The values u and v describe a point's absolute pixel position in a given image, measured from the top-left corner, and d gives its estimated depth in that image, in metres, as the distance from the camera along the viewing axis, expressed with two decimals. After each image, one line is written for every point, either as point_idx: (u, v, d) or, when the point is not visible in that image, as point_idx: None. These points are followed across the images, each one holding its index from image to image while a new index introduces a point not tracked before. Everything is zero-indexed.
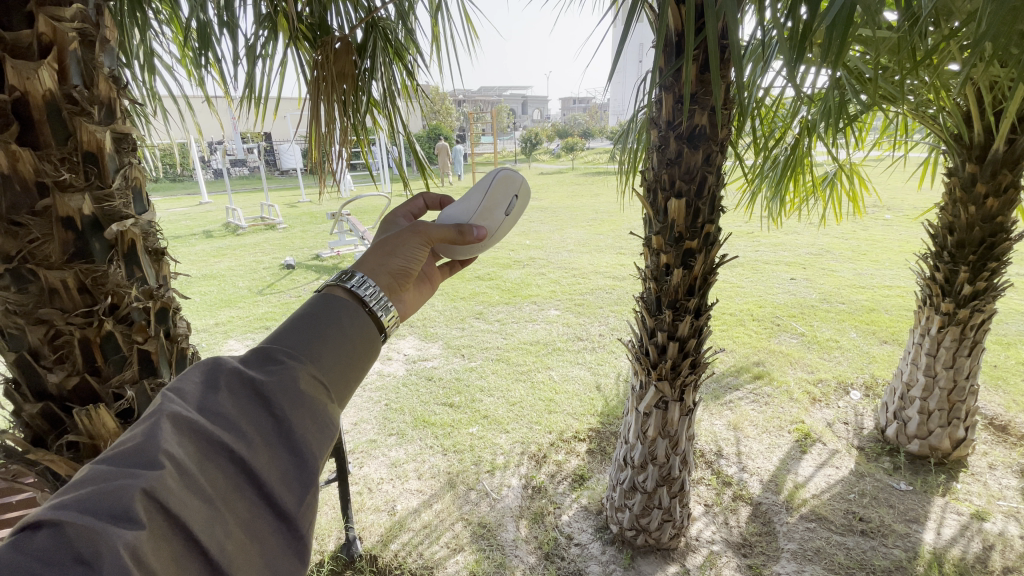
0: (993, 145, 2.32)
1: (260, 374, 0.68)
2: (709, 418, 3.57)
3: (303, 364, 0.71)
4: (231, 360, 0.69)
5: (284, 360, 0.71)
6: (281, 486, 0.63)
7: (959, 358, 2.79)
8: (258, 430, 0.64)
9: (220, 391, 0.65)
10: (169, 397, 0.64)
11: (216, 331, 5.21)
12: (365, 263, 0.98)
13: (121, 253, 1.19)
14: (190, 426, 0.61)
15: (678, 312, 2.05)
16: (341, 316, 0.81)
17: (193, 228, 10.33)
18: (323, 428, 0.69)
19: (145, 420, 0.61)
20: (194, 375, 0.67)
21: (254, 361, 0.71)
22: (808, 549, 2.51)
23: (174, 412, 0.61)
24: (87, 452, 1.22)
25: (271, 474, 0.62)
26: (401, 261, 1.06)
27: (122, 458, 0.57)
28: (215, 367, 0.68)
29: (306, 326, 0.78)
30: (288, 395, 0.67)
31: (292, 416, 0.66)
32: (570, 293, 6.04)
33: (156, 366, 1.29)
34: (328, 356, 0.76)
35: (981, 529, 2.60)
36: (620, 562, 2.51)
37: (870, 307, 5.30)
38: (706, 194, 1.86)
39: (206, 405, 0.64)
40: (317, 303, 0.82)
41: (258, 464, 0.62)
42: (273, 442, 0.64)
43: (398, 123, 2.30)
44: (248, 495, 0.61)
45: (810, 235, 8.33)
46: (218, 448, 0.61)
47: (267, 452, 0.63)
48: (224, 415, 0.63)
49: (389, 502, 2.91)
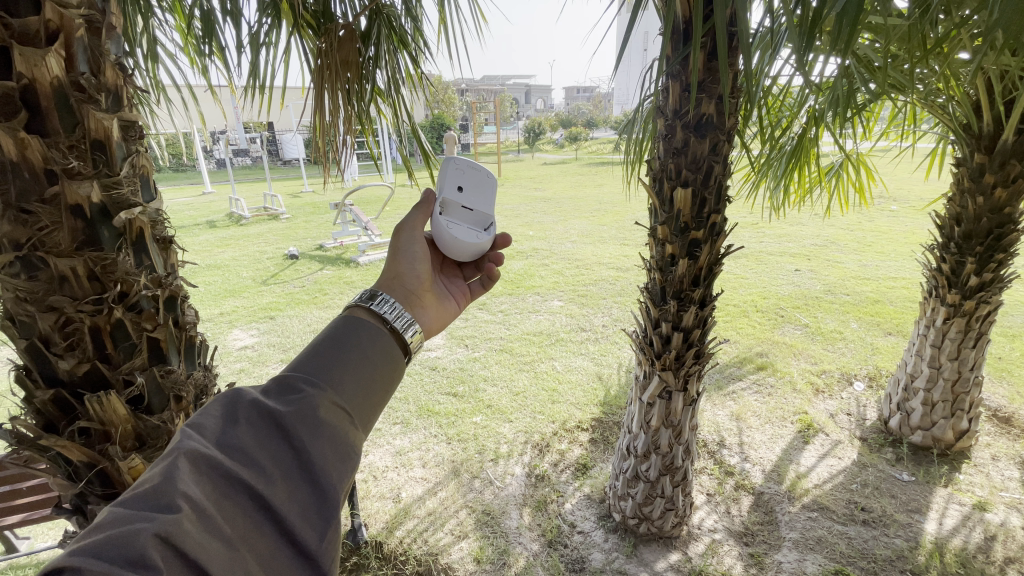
0: (1002, 135, 2.30)
1: (279, 403, 0.68)
2: (712, 408, 3.58)
3: (324, 391, 0.71)
4: (250, 390, 0.69)
5: (303, 387, 0.70)
6: (302, 522, 0.61)
7: (964, 349, 2.79)
8: (277, 463, 0.63)
9: (238, 424, 0.65)
10: (187, 433, 0.63)
11: (221, 321, 5.24)
12: (381, 281, 1.05)
13: (129, 242, 1.20)
14: (208, 463, 0.60)
15: (682, 302, 2.05)
16: (362, 337, 0.81)
17: (196, 218, 10.34)
18: (344, 456, 0.68)
19: (162, 458, 0.61)
20: (214, 409, 0.67)
21: (274, 389, 0.70)
22: (810, 539, 2.53)
23: (192, 448, 0.61)
24: (98, 438, 1.24)
25: (291, 509, 0.61)
26: (409, 263, 1.13)
27: (138, 499, 0.56)
28: (234, 398, 0.68)
29: (326, 350, 0.77)
30: (307, 424, 0.66)
31: (312, 447, 0.65)
32: (573, 284, 6.04)
33: (165, 353, 1.30)
34: (349, 380, 0.75)
35: (983, 520, 2.61)
36: (622, 550, 2.53)
37: (875, 299, 5.28)
38: (713, 184, 1.85)
39: (225, 439, 0.63)
40: (338, 324, 0.82)
41: (277, 501, 0.61)
42: (292, 476, 0.63)
43: (402, 111, 2.29)
44: (267, 533, 0.59)
45: (815, 226, 8.28)
46: (236, 484, 0.60)
47: (286, 486, 0.62)
48: (242, 449, 0.63)
49: (393, 489, 2.94)
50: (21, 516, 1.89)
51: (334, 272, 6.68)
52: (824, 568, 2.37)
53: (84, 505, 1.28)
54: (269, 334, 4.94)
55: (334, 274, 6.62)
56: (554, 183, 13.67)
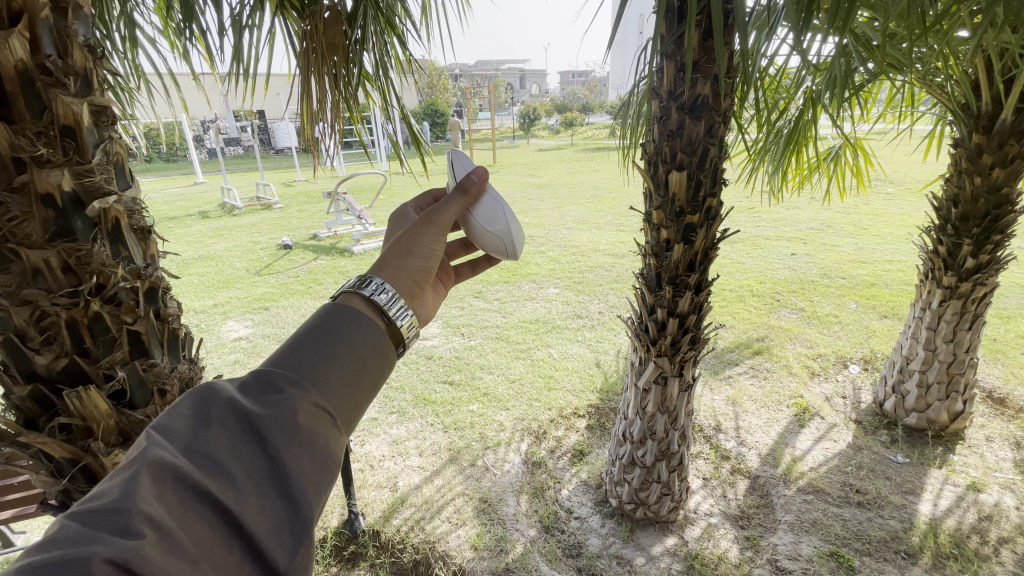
0: (1000, 114, 2.27)
1: (255, 404, 0.65)
2: (708, 392, 3.59)
3: (305, 392, 0.68)
4: (227, 387, 0.66)
5: (283, 388, 0.67)
6: (271, 538, 0.59)
7: (959, 331, 2.79)
8: (249, 475, 0.61)
9: (210, 428, 0.62)
10: (155, 439, 0.60)
11: (214, 313, 5.19)
12: (383, 269, 0.96)
13: (105, 232, 1.16)
14: (174, 474, 0.58)
15: (678, 288, 2.02)
16: (352, 329, 0.78)
17: (188, 209, 10.22)
18: (322, 466, 0.66)
19: (128, 466, 0.58)
20: (185, 408, 0.64)
21: (252, 386, 0.68)
22: (805, 521, 2.54)
23: (158, 457, 0.58)
24: (80, 434, 1.21)
25: (261, 525, 0.59)
26: (421, 257, 1.04)
27: (97, 513, 0.54)
28: (208, 397, 0.65)
29: (312, 344, 0.74)
30: (284, 431, 0.64)
31: (288, 456, 0.63)
32: (568, 271, 6.01)
33: (148, 347, 1.27)
34: (334, 378, 0.72)
35: (976, 500, 2.62)
36: (619, 534, 2.54)
37: (870, 282, 5.28)
38: (709, 167, 1.81)
39: (195, 444, 0.61)
40: (328, 314, 0.79)
41: (246, 515, 0.58)
42: (265, 487, 0.61)
43: (391, 97, 2.22)
44: (234, 550, 0.57)
45: (812, 210, 8.26)
46: (204, 498, 0.58)
47: (257, 500, 0.60)
48: (213, 457, 0.60)
49: (390, 478, 2.93)
50: (11, 511, 1.87)
51: (329, 262, 6.62)
52: (819, 550, 2.38)
53: (69, 501, 1.26)
54: (264, 325, 4.91)
55: (329, 263, 6.57)
56: (550, 169, 13.56)
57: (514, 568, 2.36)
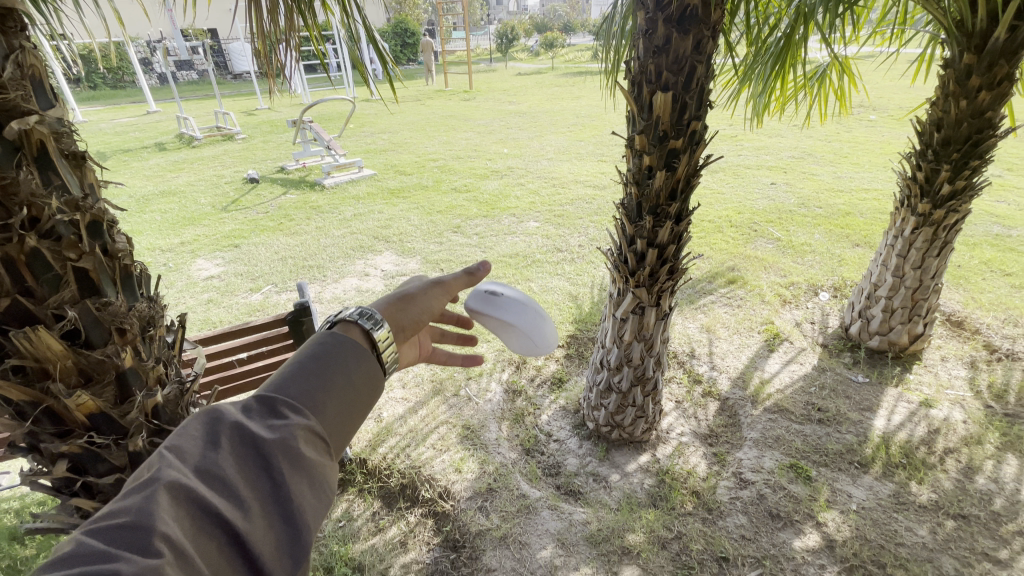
0: (994, 32, 2.19)
1: (262, 427, 0.66)
2: (683, 321, 3.68)
3: (310, 417, 0.70)
4: (233, 409, 0.67)
5: (289, 413, 0.68)
6: (274, 561, 0.59)
7: (927, 259, 2.86)
8: (256, 498, 0.61)
9: (220, 450, 0.63)
10: (167, 459, 0.60)
11: (182, 251, 4.99)
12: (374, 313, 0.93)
13: (30, 158, 1.05)
14: (184, 495, 0.57)
15: (658, 217, 1.98)
16: (354, 354, 0.80)
17: (143, 140, 9.53)
18: (325, 490, 0.66)
19: (136, 489, 0.57)
20: (195, 431, 0.65)
21: (258, 407, 0.69)
22: (769, 437, 2.70)
23: (170, 479, 0.58)
24: (37, 376, 1.15)
25: (265, 549, 0.59)
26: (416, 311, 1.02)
27: (108, 536, 0.53)
28: (216, 420, 0.66)
29: (316, 367, 0.76)
30: (291, 455, 0.64)
31: (293, 485, 0.63)
32: (549, 203, 5.90)
33: (98, 284, 1.19)
34: (336, 404, 0.74)
35: (928, 415, 2.80)
36: (595, 454, 2.68)
37: (846, 211, 5.33)
38: (695, 87, 1.72)
39: (205, 466, 0.61)
40: (331, 338, 0.81)
41: (252, 538, 0.58)
42: (270, 510, 0.61)
43: (353, 8, 2.00)
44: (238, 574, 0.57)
45: (794, 137, 8.15)
46: (211, 520, 0.57)
47: (264, 523, 0.60)
48: (223, 479, 0.60)
49: (374, 410, 2.98)
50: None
51: (300, 196, 6.34)
52: (780, 462, 2.54)
53: (37, 443, 1.21)
54: (235, 264, 4.75)
55: (300, 198, 6.30)
56: (530, 95, 12.91)
57: (496, 488, 2.47)
